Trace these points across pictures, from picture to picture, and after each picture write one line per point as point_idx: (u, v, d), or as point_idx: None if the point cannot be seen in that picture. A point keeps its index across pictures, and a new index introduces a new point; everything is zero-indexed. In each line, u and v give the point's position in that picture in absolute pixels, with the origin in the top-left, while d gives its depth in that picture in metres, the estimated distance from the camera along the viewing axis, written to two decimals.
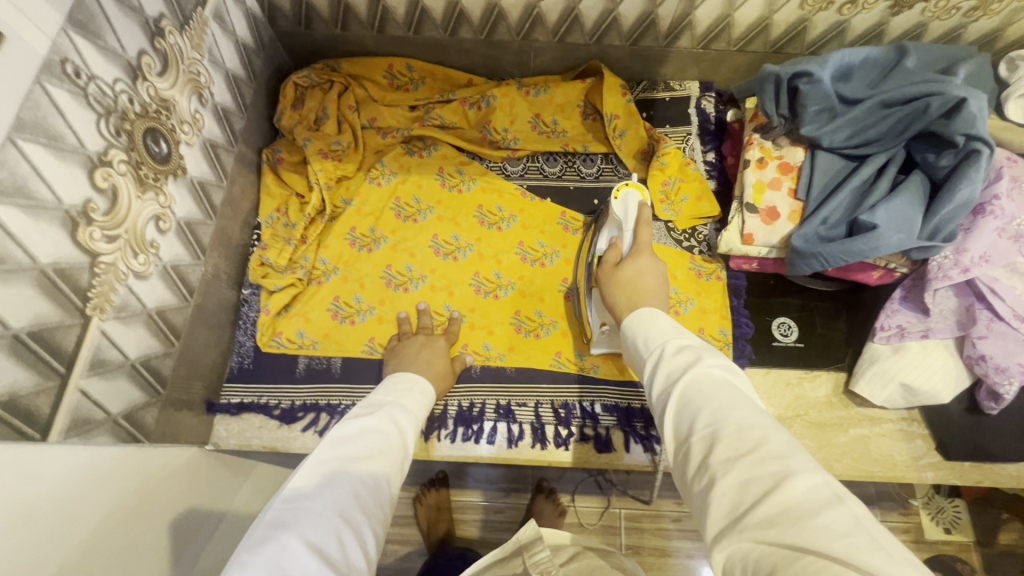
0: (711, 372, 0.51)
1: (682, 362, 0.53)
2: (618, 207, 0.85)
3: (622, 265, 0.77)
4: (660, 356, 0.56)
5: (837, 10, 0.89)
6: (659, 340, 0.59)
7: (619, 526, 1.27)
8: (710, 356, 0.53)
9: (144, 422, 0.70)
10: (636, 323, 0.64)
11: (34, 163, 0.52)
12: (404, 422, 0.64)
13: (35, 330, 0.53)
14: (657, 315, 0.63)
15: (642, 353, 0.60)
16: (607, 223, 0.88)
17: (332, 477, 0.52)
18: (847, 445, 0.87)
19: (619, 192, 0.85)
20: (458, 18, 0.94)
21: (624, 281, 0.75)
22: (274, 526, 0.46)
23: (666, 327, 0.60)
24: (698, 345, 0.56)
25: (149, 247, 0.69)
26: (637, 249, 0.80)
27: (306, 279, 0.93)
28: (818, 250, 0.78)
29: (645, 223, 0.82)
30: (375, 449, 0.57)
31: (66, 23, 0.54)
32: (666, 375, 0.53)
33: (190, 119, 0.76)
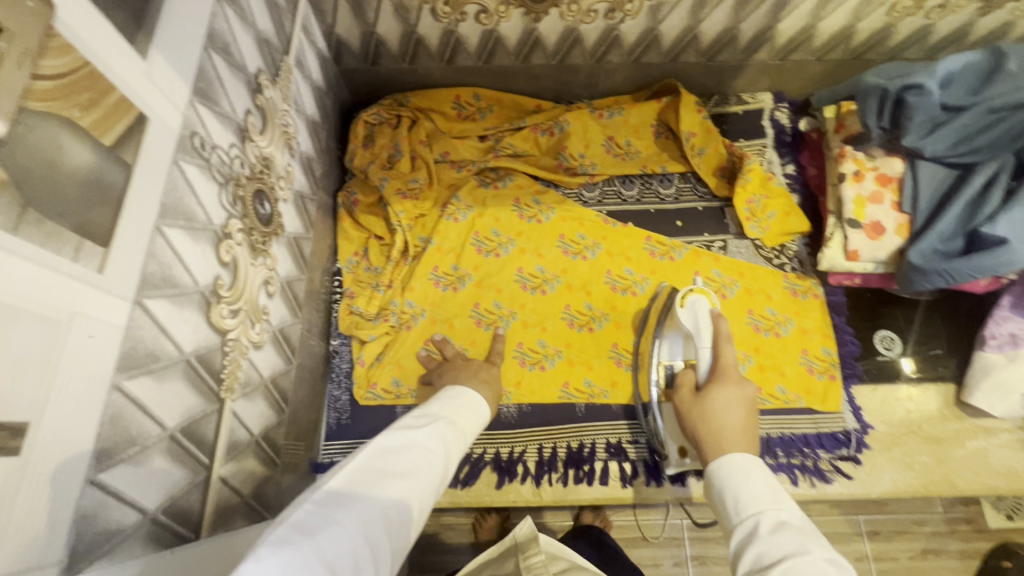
0: (817, 567, 0.43)
1: (780, 546, 0.46)
2: (686, 316, 0.76)
3: (706, 394, 0.66)
4: (754, 529, 0.50)
5: (924, 15, 0.87)
6: (752, 508, 0.52)
7: (684, 538, 1.17)
8: (817, 548, 0.45)
9: (266, 496, 0.67)
10: (726, 472, 0.56)
11: (176, 249, 0.48)
12: (452, 445, 0.58)
13: (185, 424, 0.50)
14: (753, 466, 0.56)
15: (730, 516, 0.53)
16: (671, 328, 0.81)
17: (368, 489, 0.46)
18: (966, 459, 0.85)
19: (684, 300, 0.76)
20: (532, 44, 0.91)
21: (706, 415, 0.64)
22: (298, 528, 0.39)
23: (762, 487, 0.53)
24: (800, 526, 0.49)
25: (262, 315, 0.66)
26: (720, 373, 0.69)
27: (398, 325, 0.90)
28: (941, 266, 0.76)
29: (725, 339, 0.71)
30: (417, 470, 0.51)
31: (191, 95, 0.51)
32: (758, 554, 0.47)
33: (285, 174, 0.73)
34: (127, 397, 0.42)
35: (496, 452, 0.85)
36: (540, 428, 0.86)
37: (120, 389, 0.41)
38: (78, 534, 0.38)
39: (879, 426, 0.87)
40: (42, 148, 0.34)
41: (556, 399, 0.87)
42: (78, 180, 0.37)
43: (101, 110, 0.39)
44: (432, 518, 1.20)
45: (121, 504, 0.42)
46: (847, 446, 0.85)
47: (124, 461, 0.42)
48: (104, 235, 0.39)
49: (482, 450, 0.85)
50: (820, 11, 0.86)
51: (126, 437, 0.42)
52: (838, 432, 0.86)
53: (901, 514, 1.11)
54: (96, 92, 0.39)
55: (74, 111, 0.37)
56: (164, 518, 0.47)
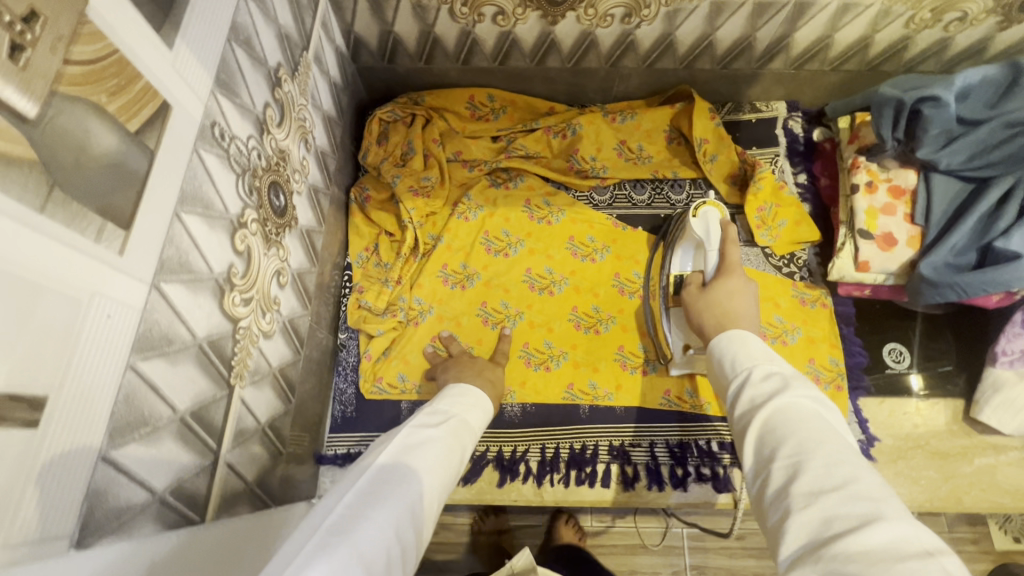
0: (801, 403, 0.46)
1: (768, 389, 0.48)
2: (697, 225, 0.80)
3: (711, 287, 0.73)
4: (745, 380, 0.52)
5: (942, 27, 0.87)
6: (747, 363, 0.53)
7: (682, 547, 1.16)
8: (799, 386, 0.48)
9: (270, 484, 0.68)
10: (724, 343, 0.58)
11: (193, 235, 0.49)
12: (465, 443, 0.60)
13: (195, 408, 0.50)
14: (749, 338, 0.57)
15: (725, 374, 0.55)
16: (684, 241, 0.84)
17: (395, 486, 0.47)
18: (974, 475, 0.83)
19: (696, 210, 0.79)
20: (548, 47, 0.92)
21: (713, 303, 0.71)
22: (334, 532, 0.40)
23: (756, 352, 0.55)
24: (789, 372, 0.51)
25: (273, 305, 0.67)
26: (726, 269, 0.75)
27: (405, 321, 0.90)
28: (953, 279, 0.76)
29: (732, 244, 0.77)
30: (436, 466, 0.53)
31: (213, 85, 0.52)
32: (749, 399, 0.49)
33: (300, 167, 0.74)
34: (140, 378, 0.43)
35: (498, 451, 0.85)
36: (543, 429, 0.86)
37: (134, 370, 0.42)
38: (88, 510, 0.38)
39: (885, 439, 0.86)
40: (71, 132, 0.35)
41: (560, 400, 0.87)
42: (102, 166, 0.38)
43: (127, 96, 0.40)
44: None
45: (130, 482, 0.42)
46: None
47: (134, 440, 0.43)
48: (124, 219, 0.40)
49: (485, 448, 0.85)
50: (837, 21, 0.86)
51: (138, 417, 0.43)
52: None
53: None
54: (124, 78, 0.40)
55: (102, 96, 0.38)
56: (171, 499, 0.47)
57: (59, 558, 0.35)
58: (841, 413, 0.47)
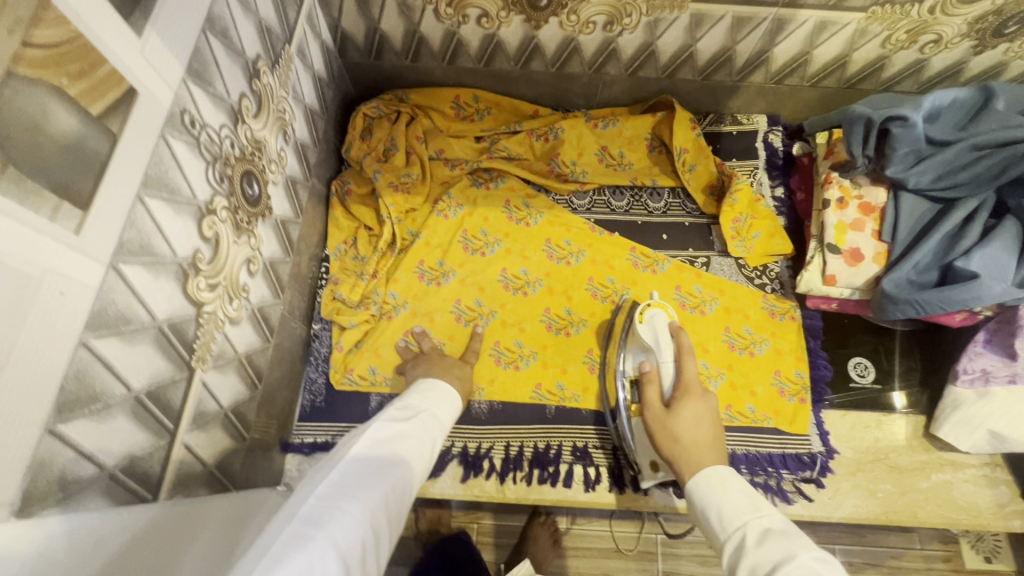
0: (804, 573, 0.42)
1: (772, 557, 0.45)
2: (646, 331, 0.81)
3: (671, 408, 0.70)
4: (743, 543, 0.49)
5: (918, 49, 0.88)
6: (737, 521, 0.51)
7: (656, 552, 1.17)
8: (801, 551, 0.44)
9: (231, 469, 0.69)
10: (705, 488, 0.57)
11: (156, 219, 0.50)
12: (435, 438, 0.62)
13: (152, 388, 0.52)
14: (728, 479, 0.57)
15: (718, 534, 0.53)
16: (632, 344, 0.84)
17: (369, 478, 0.49)
18: (930, 491, 0.85)
19: (643, 316, 0.82)
20: (531, 51, 0.93)
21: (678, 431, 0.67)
22: (309, 522, 0.42)
23: (741, 500, 0.53)
24: (784, 528, 0.48)
25: (242, 292, 0.68)
26: (684, 385, 0.73)
27: (378, 315, 0.92)
28: (914, 296, 0.77)
29: (686, 353, 0.76)
30: (406, 458, 0.55)
31: (184, 75, 0.53)
32: (751, 569, 0.46)
33: (276, 158, 0.75)
34: (93, 354, 0.44)
35: (464, 446, 0.86)
36: (509, 426, 0.87)
37: (86, 347, 0.43)
38: (32, 480, 0.39)
39: (846, 451, 0.87)
40: (28, 112, 0.36)
41: (527, 399, 0.89)
42: (60, 145, 0.39)
43: (90, 81, 0.41)
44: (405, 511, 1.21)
45: (78, 457, 0.44)
46: (811, 469, 0.85)
47: (84, 415, 0.44)
48: (83, 198, 0.42)
49: (451, 443, 0.86)
50: (815, 39, 0.88)
51: (90, 393, 0.44)
52: (803, 453, 0.86)
53: (873, 545, 1.11)
54: (87, 63, 0.41)
55: (63, 79, 0.39)
56: (121, 475, 0.49)
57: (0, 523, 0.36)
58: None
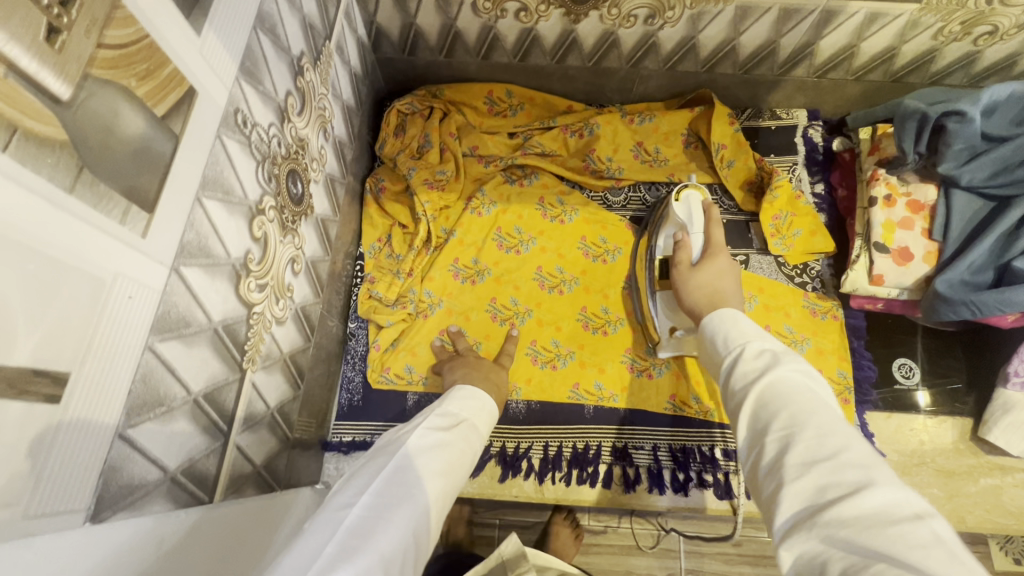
0: (792, 375, 0.46)
1: (761, 364, 0.49)
2: (680, 209, 0.81)
3: (700, 267, 0.74)
4: (738, 355, 0.52)
5: (971, 41, 0.85)
6: (739, 341, 0.54)
7: (679, 550, 1.16)
8: (791, 360, 0.48)
9: (276, 468, 0.69)
10: (717, 322, 0.59)
11: (213, 221, 0.50)
12: (475, 445, 0.61)
13: (208, 391, 0.51)
14: (739, 318, 0.58)
15: (719, 351, 0.56)
16: (667, 224, 0.85)
17: (410, 488, 0.48)
18: (979, 496, 0.83)
19: (679, 194, 0.81)
20: (569, 45, 0.92)
21: (703, 285, 0.71)
22: (356, 534, 0.42)
23: (749, 329, 0.55)
24: (783, 347, 0.51)
25: (287, 292, 0.67)
26: (711, 251, 0.76)
27: (415, 313, 0.91)
28: (970, 297, 0.75)
29: (715, 223, 0.79)
30: (447, 469, 0.54)
31: (238, 73, 0.52)
32: (743, 375, 0.49)
33: (318, 156, 0.74)
34: (157, 358, 0.44)
35: (502, 446, 0.86)
36: (547, 427, 0.87)
37: (152, 351, 0.43)
38: (104, 484, 0.39)
39: (890, 454, 0.86)
40: (101, 115, 0.36)
41: (565, 399, 0.88)
42: (129, 147, 0.38)
43: (155, 81, 0.41)
44: None
45: (144, 461, 0.43)
46: None
47: (150, 419, 0.44)
48: (148, 201, 0.41)
49: (489, 443, 0.86)
50: (863, 31, 0.85)
51: (155, 397, 0.44)
52: None
53: None
54: (153, 63, 0.40)
55: (132, 80, 0.38)
56: (183, 478, 0.49)
57: (76, 530, 0.37)
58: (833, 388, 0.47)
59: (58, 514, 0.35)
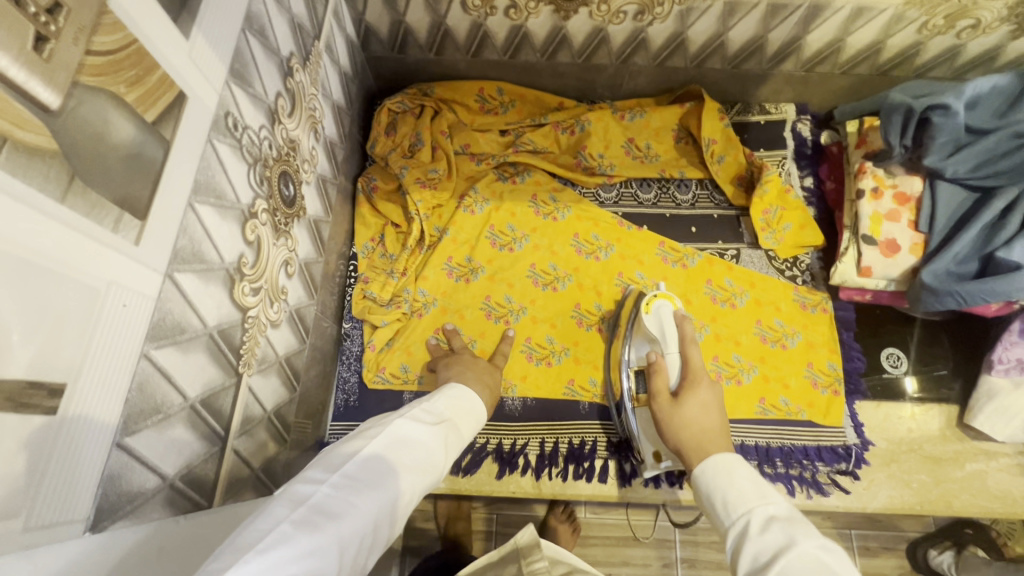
0: (807, 557, 0.44)
1: (773, 544, 0.47)
2: (652, 322, 0.82)
3: (681, 399, 0.70)
4: (745, 529, 0.51)
5: (955, 34, 0.86)
6: (741, 508, 0.52)
7: (674, 540, 1.18)
8: (803, 537, 0.46)
9: (274, 471, 0.69)
10: (712, 475, 0.57)
11: (205, 225, 0.49)
12: (454, 445, 0.61)
13: (204, 396, 0.51)
14: (735, 466, 0.57)
15: (721, 518, 0.54)
16: (637, 336, 0.84)
17: (382, 478, 0.49)
18: (964, 480, 0.85)
19: (649, 307, 0.82)
20: (559, 42, 0.92)
21: (687, 423, 0.67)
22: (320, 512, 0.43)
23: (746, 488, 0.54)
24: (788, 516, 0.50)
25: (281, 295, 0.67)
26: (692, 375, 0.74)
27: (409, 312, 0.91)
28: (953, 288, 0.76)
29: (690, 342, 0.78)
30: (422, 468, 0.54)
31: (227, 77, 0.52)
32: (754, 556, 0.48)
33: (309, 158, 0.74)
34: (153, 365, 0.43)
35: (498, 443, 0.86)
36: (544, 423, 0.87)
37: (148, 358, 0.43)
38: (103, 493, 0.39)
39: (879, 442, 0.87)
40: (91, 122, 0.36)
41: (560, 395, 0.89)
42: (121, 155, 0.38)
43: (144, 87, 0.40)
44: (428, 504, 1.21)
45: (143, 468, 0.43)
46: (846, 461, 0.85)
47: (148, 426, 0.44)
48: (141, 208, 0.41)
49: (486, 440, 0.86)
50: (850, 25, 0.86)
51: (151, 404, 0.44)
52: (838, 446, 0.86)
53: (892, 530, 1.12)
54: (142, 69, 0.40)
55: (121, 87, 0.38)
56: (181, 484, 0.48)
57: (76, 539, 0.37)
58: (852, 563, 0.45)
59: (60, 522, 0.35)
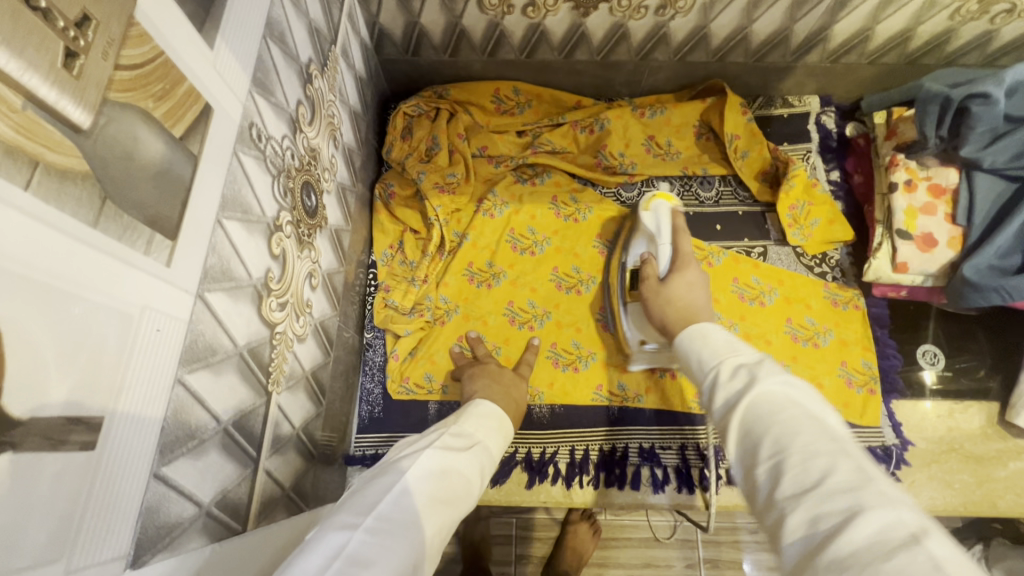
0: (770, 390, 0.45)
1: (738, 385, 0.48)
2: (648, 219, 0.83)
3: (667, 281, 0.75)
4: (717, 378, 0.51)
5: (989, 20, 0.83)
6: (714, 360, 0.54)
7: (696, 540, 1.16)
8: (768, 374, 0.47)
9: (303, 488, 0.67)
10: (687, 343, 0.60)
11: (233, 241, 0.48)
12: (486, 471, 0.59)
13: (237, 418, 0.49)
14: (711, 329, 0.60)
15: (698, 373, 0.56)
16: (637, 236, 0.86)
17: (413, 518, 0.46)
18: (1008, 480, 0.82)
19: (648, 204, 0.83)
20: (578, 39, 0.89)
21: (673, 299, 0.72)
22: (354, 562, 0.39)
23: (720, 346, 0.56)
24: (755, 361, 0.50)
25: (306, 308, 0.65)
26: (681, 261, 0.78)
27: (432, 320, 0.89)
28: (998, 283, 0.74)
29: (683, 233, 0.80)
30: (456, 500, 0.52)
31: (251, 85, 0.50)
32: (723, 398, 0.49)
33: (329, 165, 0.72)
34: (187, 391, 0.42)
35: (527, 452, 0.84)
36: (573, 430, 0.85)
37: (182, 383, 0.41)
38: (142, 528, 0.38)
39: (918, 443, 0.85)
40: (121, 140, 0.34)
41: (588, 401, 0.86)
42: (151, 172, 0.36)
43: (172, 101, 0.39)
44: None
45: (179, 498, 0.42)
46: (886, 462, 0.83)
47: (183, 455, 0.42)
48: (171, 228, 0.39)
49: (514, 449, 0.84)
50: (879, 14, 0.83)
51: (186, 431, 0.42)
52: (877, 447, 0.84)
53: None
54: (168, 82, 0.38)
55: (150, 101, 0.36)
56: (217, 510, 0.47)
57: None
58: (817, 392, 0.45)
59: (101, 563, 0.34)
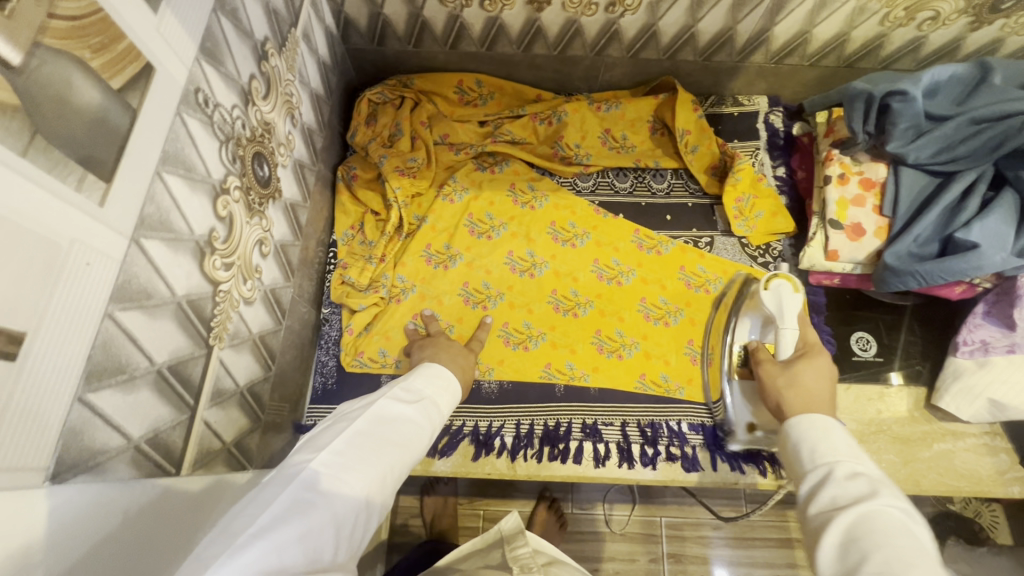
0: (891, 514, 0.45)
1: (855, 492, 0.48)
2: (769, 298, 0.79)
3: (789, 366, 0.70)
4: (827, 475, 0.51)
5: (916, 26, 0.89)
6: (828, 457, 0.53)
7: (661, 534, 1.18)
8: (888, 494, 0.47)
9: (246, 448, 0.70)
10: (803, 428, 0.58)
11: (173, 195, 0.51)
12: (434, 423, 0.62)
13: (172, 363, 0.52)
14: (833, 427, 0.57)
15: (801, 462, 0.55)
16: (755, 309, 0.84)
17: (369, 455, 0.51)
18: (932, 460, 0.86)
19: (769, 283, 0.79)
20: (534, 34, 0.94)
21: (794, 384, 0.67)
22: (311, 490, 0.45)
23: (841, 444, 0.54)
24: (877, 477, 0.50)
25: (254, 273, 0.68)
26: (807, 349, 0.73)
27: (387, 298, 0.92)
28: (915, 269, 0.78)
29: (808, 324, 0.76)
30: (408, 443, 0.55)
31: (198, 53, 0.53)
32: (830, 497, 0.49)
33: (285, 142, 0.76)
34: (117, 326, 0.45)
35: (474, 426, 0.87)
36: (519, 405, 0.88)
37: (111, 319, 0.44)
38: (65, 446, 0.40)
39: (849, 424, 0.89)
40: (52, 82, 0.37)
41: (537, 378, 0.90)
42: (85, 117, 0.40)
43: (110, 55, 0.42)
44: (412, 498, 1.21)
45: (106, 426, 0.45)
46: None
47: (111, 386, 0.45)
48: (105, 170, 0.42)
49: (462, 422, 0.87)
50: (814, 17, 0.89)
51: (115, 364, 0.45)
52: None
53: None
54: (108, 36, 0.41)
55: (86, 52, 0.39)
56: (147, 446, 0.50)
57: (35, 488, 0.38)
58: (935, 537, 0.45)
59: (18, 469, 0.36)
